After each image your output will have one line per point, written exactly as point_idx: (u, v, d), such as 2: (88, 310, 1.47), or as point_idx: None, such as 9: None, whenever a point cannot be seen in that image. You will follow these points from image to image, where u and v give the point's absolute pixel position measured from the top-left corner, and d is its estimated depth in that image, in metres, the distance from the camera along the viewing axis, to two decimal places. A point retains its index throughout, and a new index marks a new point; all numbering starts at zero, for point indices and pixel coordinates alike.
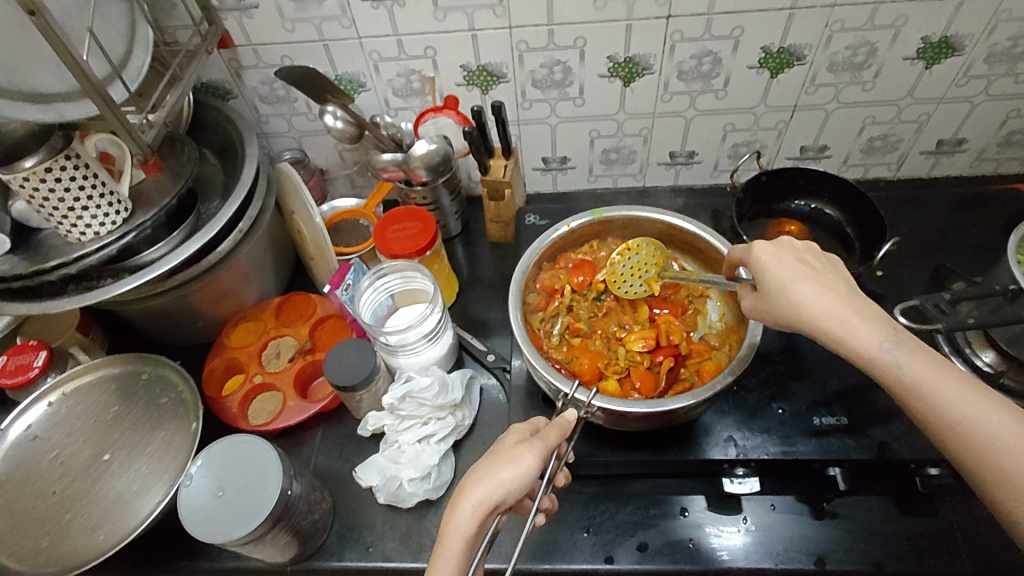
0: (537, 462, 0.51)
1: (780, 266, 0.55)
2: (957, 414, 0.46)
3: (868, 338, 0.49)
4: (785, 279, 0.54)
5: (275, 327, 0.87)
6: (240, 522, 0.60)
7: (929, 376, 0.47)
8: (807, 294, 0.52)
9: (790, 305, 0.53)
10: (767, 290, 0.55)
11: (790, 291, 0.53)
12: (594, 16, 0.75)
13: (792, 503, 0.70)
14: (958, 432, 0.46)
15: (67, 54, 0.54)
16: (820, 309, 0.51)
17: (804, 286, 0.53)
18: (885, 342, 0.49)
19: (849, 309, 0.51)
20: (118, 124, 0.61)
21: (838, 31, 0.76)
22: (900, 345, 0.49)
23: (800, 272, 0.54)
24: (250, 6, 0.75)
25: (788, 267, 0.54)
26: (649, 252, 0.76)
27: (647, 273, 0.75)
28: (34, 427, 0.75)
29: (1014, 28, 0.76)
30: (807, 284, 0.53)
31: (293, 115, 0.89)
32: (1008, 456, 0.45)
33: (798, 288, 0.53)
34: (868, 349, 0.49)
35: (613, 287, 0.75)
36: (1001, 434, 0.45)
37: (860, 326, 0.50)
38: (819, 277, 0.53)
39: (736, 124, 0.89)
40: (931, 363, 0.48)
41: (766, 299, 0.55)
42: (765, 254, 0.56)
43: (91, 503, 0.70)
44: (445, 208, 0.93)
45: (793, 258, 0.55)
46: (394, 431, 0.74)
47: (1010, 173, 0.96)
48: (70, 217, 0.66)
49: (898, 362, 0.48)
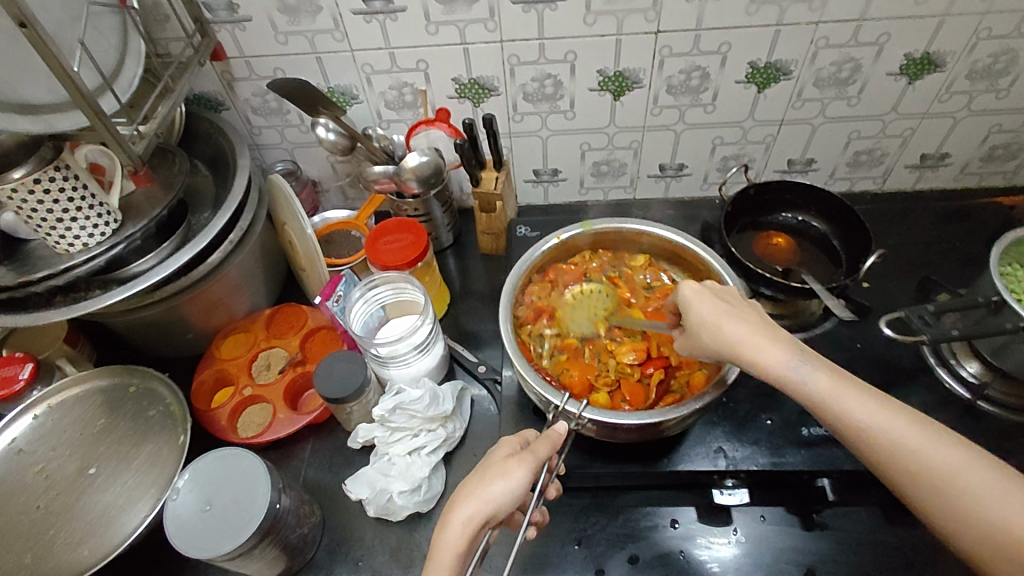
0: (528, 475, 0.51)
1: (702, 303, 0.56)
2: (864, 423, 0.47)
3: (778, 358, 0.51)
4: (704, 314, 0.56)
5: (265, 339, 0.86)
6: (228, 537, 0.60)
7: (833, 390, 0.49)
8: (723, 324, 0.54)
9: (712, 336, 0.55)
10: (691, 325, 0.57)
11: (708, 324, 0.55)
12: (584, 30, 0.76)
13: (783, 514, 0.70)
14: (868, 440, 0.47)
15: (56, 64, 0.54)
16: (734, 336, 0.53)
17: (720, 317, 0.55)
18: (793, 360, 0.51)
19: (761, 336, 0.52)
20: (109, 136, 0.61)
21: (823, 47, 0.78)
22: (808, 362, 0.50)
23: (716, 305, 0.56)
24: (243, 19, 0.75)
25: (708, 304, 0.56)
26: (603, 300, 0.77)
27: (597, 316, 0.76)
28: (19, 440, 0.74)
29: (994, 46, 0.77)
30: (722, 316, 0.54)
31: (285, 127, 0.90)
32: (913, 459, 0.46)
33: (715, 319, 0.55)
34: (784, 372, 0.50)
35: (561, 321, 0.75)
36: (906, 438, 0.46)
37: (770, 348, 0.52)
38: (735, 310, 0.55)
39: (725, 137, 0.91)
40: (837, 377, 0.50)
41: (693, 333, 0.57)
42: (690, 293, 0.57)
43: (76, 518, 0.69)
44: (436, 219, 0.93)
45: (712, 293, 0.57)
46: (384, 443, 0.73)
47: (993, 187, 0.98)
48: (59, 227, 0.66)
49: (808, 380, 0.50)
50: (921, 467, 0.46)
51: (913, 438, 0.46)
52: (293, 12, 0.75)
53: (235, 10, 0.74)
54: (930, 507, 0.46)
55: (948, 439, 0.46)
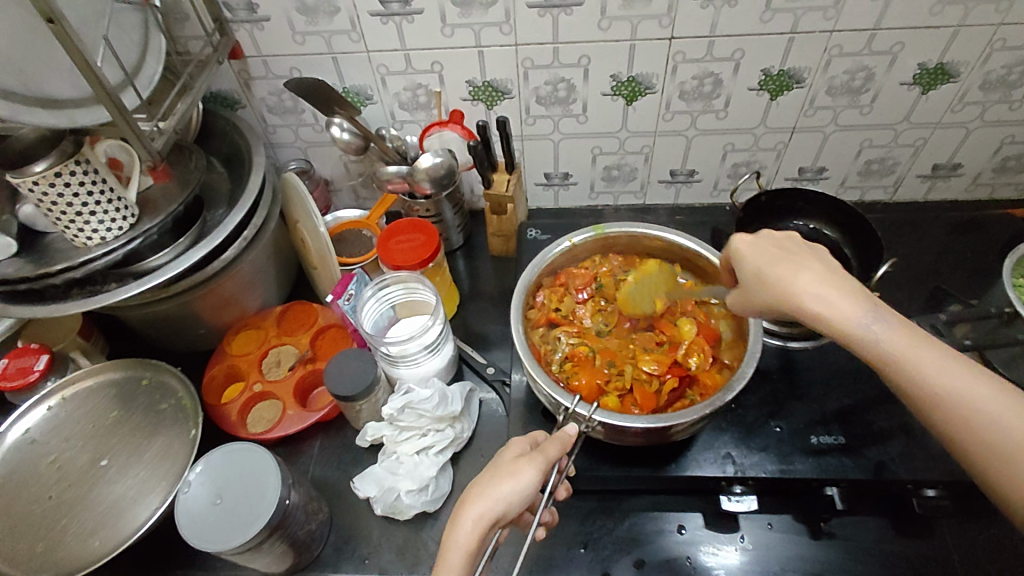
0: (538, 474, 0.52)
1: (760, 253, 0.57)
2: (935, 380, 0.46)
3: (845, 310, 0.50)
4: (767, 268, 0.55)
5: (275, 336, 0.87)
6: (239, 531, 0.60)
7: (906, 345, 0.48)
8: (788, 276, 0.53)
9: (771, 290, 0.54)
10: (749, 279, 0.57)
11: (772, 276, 0.54)
12: (598, 35, 0.76)
13: (790, 522, 0.70)
14: (938, 399, 0.46)
15: (81, 60, 0.54)
16: (795, 285, 0.52)
17: (783, 270, 0.54)
18: (862, 313, 0.50)
19: (827, 286, 0.52)
20: (130, 130, 0.62)
21: (837, 55, 0.78)
22: (878, 317, 0.49)
23: (780, 259, 0.55)
24: (262, 19, 0.76)
25: (769, 255, 0.56)
26: (661, 276, 0.78)
27: (659, 294, 0.77)
28: (33, 431, 0.75)
29: (1008, 57, 0.78)
30: (787, 269, 0.54)
31: (299, 126, 0.91)
32: (986, 422, 0.45)
33: (778, 271, 0.54)
34: (849, 323, 0.49)
35: (623, 307, 0.77)
36: (979, 399, 0.45)
37: (839, 300, 0.51)
38: (799, 260, 0.54)
39: (736, 144, 0.91)
40: (909, 334, 0.48)
41: (750, 287, 0.57)
42: (744, 246, 0.59)
43: (87, 509, 0.70)
44: (447, 221, 0.94)
45: (779, 247, 0.56)
46: (392, 442, 0.74)
47: (1005, 199, 0.98)
48: (78, 221, 0.67)
49: (875, 333, 0.49)
50: (993, 430, 0.44)
51: (985, 399, 0.45)
52: (311, 13, 0.76)
53: (254, 10, 0.75)
54: (997, 470, 0.44)
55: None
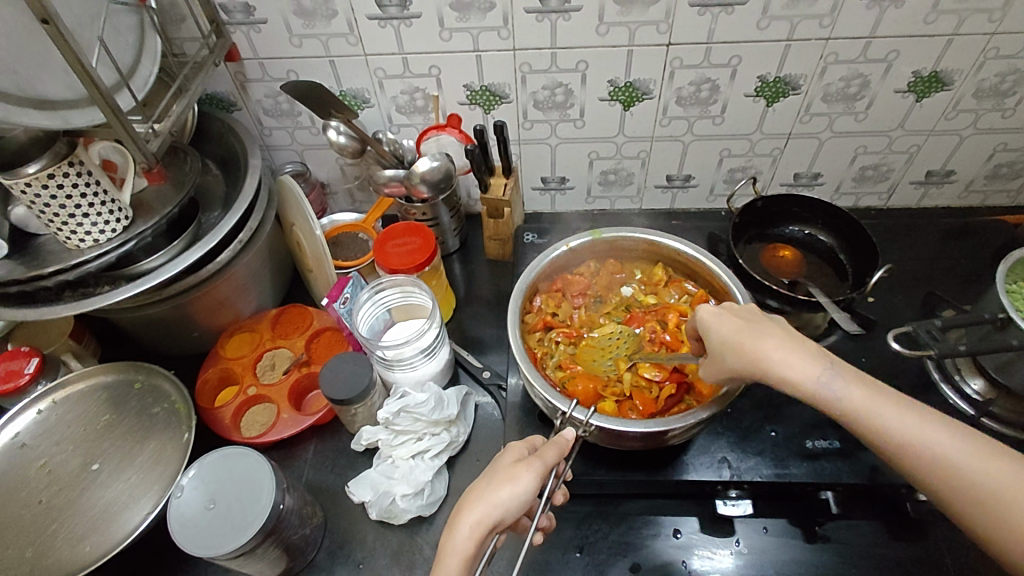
0: (536, 480, 0.52)
1: (719, 322, 0.57)
2: (912, 440, 0.47)
3: (813, 374, 0.51)
4: (727, 333, 0.56)
5: (270, 339, 0.86)
6: (232, 536, 0.59)
7: (876, 407, 0.49)
8: (754, 345, 0.53)
9: (739, 358, 0.54)
10: (714, 347, 0.57)
11: (732, 344, 0.55)
12: (596, 41, 0.77)
13: (785, 527, 0.70)
14: (923, 458, 0.47)
15: (76, 60, 0.54)
16: (759, 352, 0.53)
17: (747, 337, 0.54)
18: (827, 376, 0.50)
19: (787, 350, 0.52)
20: (124, 132, 0.61)
21: (833, 63, 0.79)
22: (841, 377, 0.50)
23: (739, 324, 0.56)
24: (259, 21, 0.76)
25: (728, 323, 0.56)
26: (624, 338, 0.73)
27: (618, 353, 0.72)
28: (22, 435, 0.74)
29: (1001, 66, 0.78)
30: (750, 335, 0.54)
31: (296, 128, 0.90)
32: (956, 471, 0.46)
33: (743, 340, 0.54)
34: (814, 385, 0.50)
35: (582, 360, 0.73)
36: (956, 454, 0.46)
37: (804, 364, 0.51)
38: (757, 327, 0.55)
39: (733, 149, 0.91)
40: (876, 393, 0.49)
41: (716, 354, 0.57)
42: (705, 313, 0.58)
43: (78, 514, 0.69)
44: (444, 224, 0.94)
45: (732, 314, 0.57)
46: (388, 446, 0.73)
47: (997, 205, 0.99)
48: (70, 223, 0.66)
49: (837, 393, 0.50)
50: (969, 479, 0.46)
51: (959, 452, 0.46)
52: (308, 16, 0.75)
53: (251, 12, 0.75)
54: (991, 525, 0.45)
55: (996, 452, 0.46)
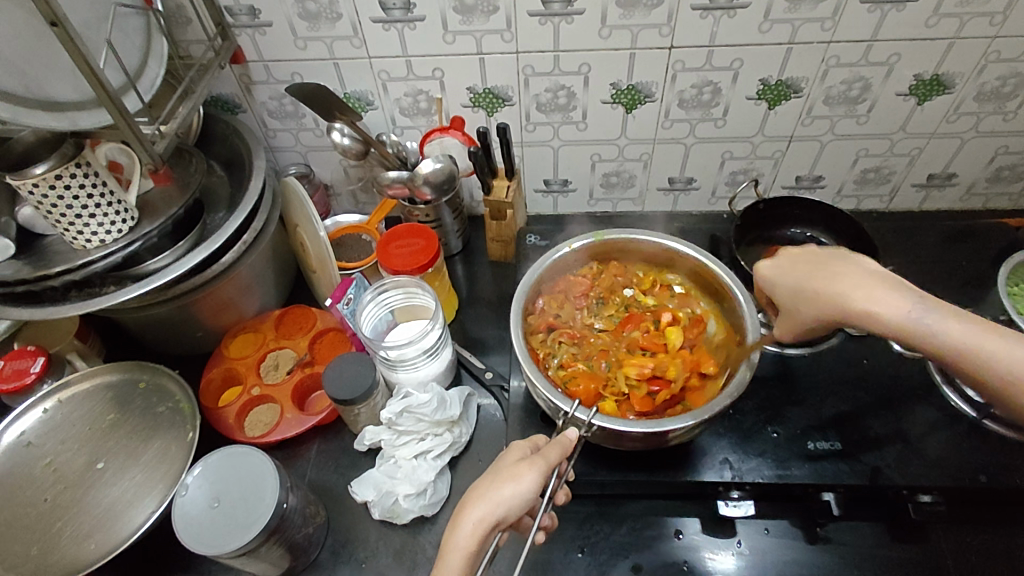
0: (539, 479, 0.52)
1: (787, 274, 0.55)
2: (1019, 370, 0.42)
3: (899, 310, 0.47)
4: (797, 281, 0.54)
5: (274, 340, 0.87)
6: (235, 534, 0.60)
7: (976, 337, 0.44)
8: (828, 286, 0.50)
9: (819, 305, 0.51)
10: (790, 298, 0.55)
11: (807, 289, 0.53)
12: (598, 43, 0.77)
13: (787, 528, 0.70)
14: None
15: (84, 62, 0.54)
16: (834, 290, 0.50)
17: (820, 281, 0.51)
18: (916, 310, 0.46)
19: (866, 287, 0.49)
20: (132, 134, 0.62)
21: (834, 66, 0.79)
22: (932, 308, 0.46)
23: (811, 265, 0.53)
24: (265, 24, 0.77)
25: (796, 272, 0.55)
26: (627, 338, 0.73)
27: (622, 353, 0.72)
28: (28, 433, 0.74)
29: (1002, 69, 0.79)
30: (819, 278, 0.51)
31: (300, 130, 0.91)
32: None
33: (820, 284, 0.51)
34: (900, 319, 0.46)
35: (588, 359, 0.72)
36: None
37: (889, 300, 0.47)
38: (828, 267, 0.52)
39: (734, 152, 0.92)
40: (977, 323, 0.45)
41: (793, 304, 0.55)
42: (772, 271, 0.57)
43: (83, 512, 0.69)
44: (447, 225, 0.94)
45: (798, 260, 0.55)
46: (391, 446, 0.74)
47: (998, 208, 0.99)
48: (77, 224, 0.67)
49: (928, 325, 0.46)
50: None
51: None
52: (313, 19, 0.76)
53: (256, 14, 0.76)
54: None
55: None
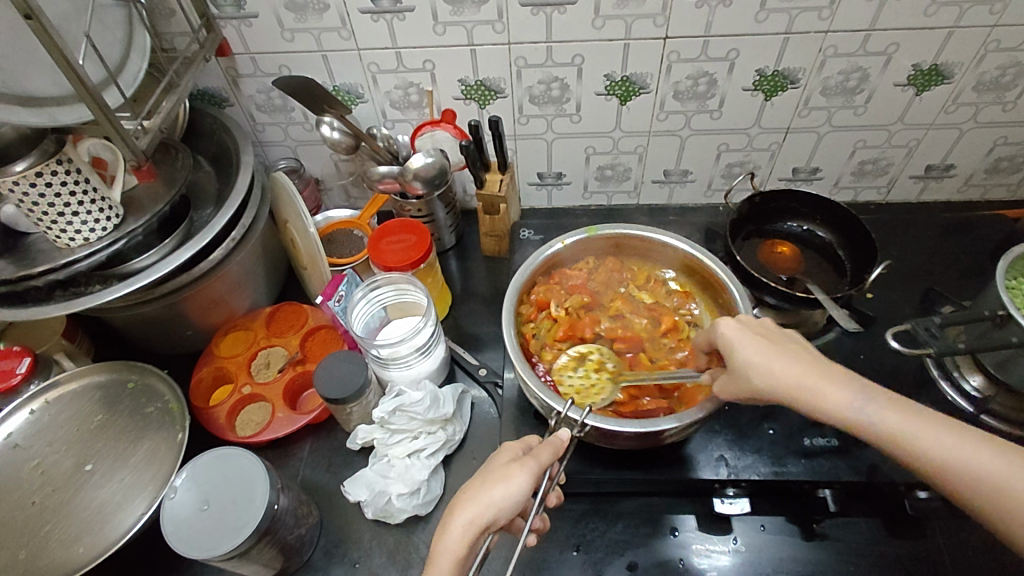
0: (530, 480, 0.51)
1: (739, 341, 0.56)
2: (953, 457, 0.47)
3: (844, 403, 0.51)
4: (744, 350, 0.55)
5: (265, 337, 0.86)
6: (225, 538, 0.59)
7: (909, 424, 0.49)
8: (770, 362, 0.53)
9: (763, 378, 0.53)
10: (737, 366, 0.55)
11: (753, 364, 0.54)
12: (592, 34, 0.75)
13: (783, 524, 0.70)
14: (953, 471, 0.47)
15: (61, 57, 0.53)
16: (778, 373, 0.53)
17: (767, 359, 0.54)
18: (856, 402, 0.51)
19: (811, 375, 0.52)
20: (113, 129, 0.60)
21: (832, 56, 0.78)
22: (870, 399, 0.51)
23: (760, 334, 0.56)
24: (250, 15, 0.75)
25: (751, 342, 0.55)
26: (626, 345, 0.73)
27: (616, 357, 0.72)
28: (15, 435, 0.73)
29: (1002, 59, 0.77)
30: (769, 349, 0.54)
31: (289, 124, 0.89)
32: (998, 486, 0.46)
33: (763, 359, 0.54)
34: (843, 409, 0.51)
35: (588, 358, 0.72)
36: (994, 465, 0.46)
37: (834, 390, 0.51)
38: (777, 348, 0.54)
39: (730, 144, 0.90)
40: (908, 412, 0.50)
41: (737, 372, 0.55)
42: (727, 329, 0.57)
43: (72, 515, 0.69)
44: (440, 221, 0.93)
45: (749, 330, 0.56)
46: (383, 445, 0.73)
47: (997, 199, 0.98)
48: (60, 221, 0.65)
49: (870, 416, 0.50)
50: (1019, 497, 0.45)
51: (997, 466, 0.46)
52: (300, 10, 0.74)
53: (242, 6, 0.74)
54: None
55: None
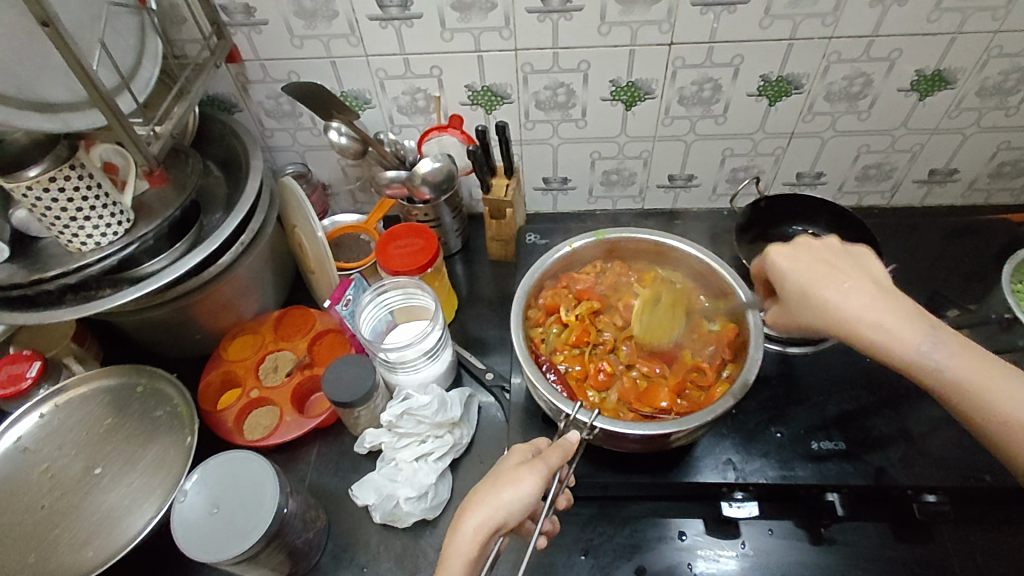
0: (540, 482, 0.51)
1: (804, 272, 0.57)
2: (1017, 411, 0.48)
3: (911, 342, 0.51)
4: (807, 283, 0.56)
5: (272, 341, 0.86)
6: (235, 541, 0.59)
7: (973, 370, 0.50)
8: (839, 296, 0.54)
9: (827, 311, 0.54)
10: (796, 297, 0.57)
11: (817, 296, 0.55)
12: (598, 40, 0.76)
13: (790, 528, 0.70)
14: (1007, 421, 0.49)
15: (76, 63, 0.54)
16: (844, 308, 0.54)
17: (834, 292, 0.55)
18: (926, 343, 0.51)
19: (881, 310, 0.53)
20: (125, 135, 0.61)
21: (836, 62, 0.78)
22: (938, 342, 0.51)
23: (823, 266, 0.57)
24: (259, 22, 0.76)
25: (820, 273, 0.56)
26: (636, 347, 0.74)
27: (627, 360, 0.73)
28: (25, 439, 0.74)
29: (1005, 64, 0.78)
30: (833, 284, 0.55)
31: (297, 130, 0.90)
32: None
33: (832, 293, 0.55)
34: (910, 348, 0.51)
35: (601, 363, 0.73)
36: None
37: (904, 329, 0.52)
38: (846, 282, 0.55)
39: (735, 149, 0.91)
40: (976, 359, 0.50)
41: (795, 303, 0.57)
42: (786, 259, 0.58)
43: (81, 519, 0.69)
44: (446, 225, 0.93)
45: (818, 261, 0.57)
46: (391, 449, 0.73)
47: (1000, 204, 0.99)
48: (72, 226, 0.66)
49: (935, 356, 0.51)
50: None
51: None
52: (310, 17, 0.75)
53: (252, 13, 0.75)
54: None
55: None
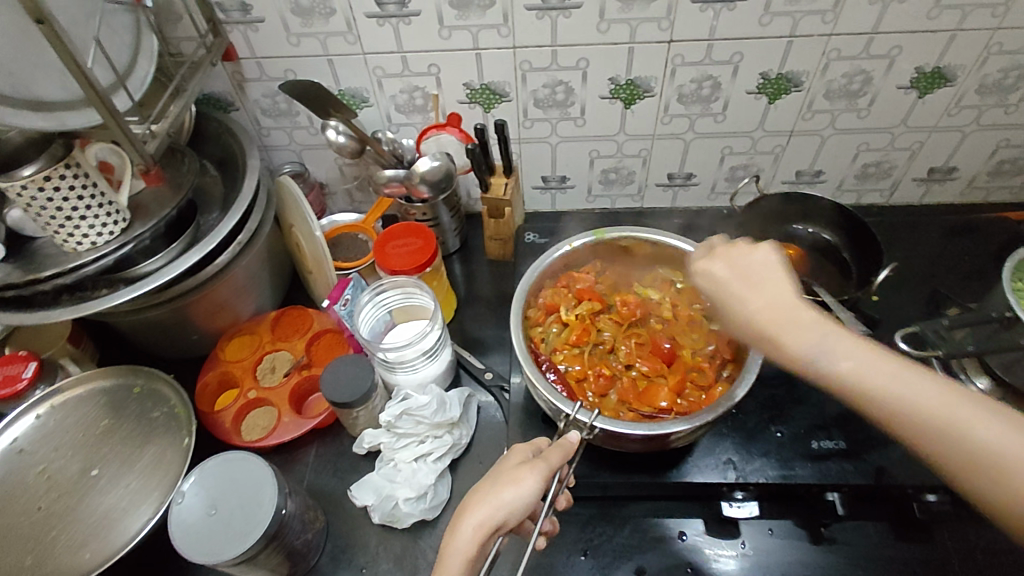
0: (540, 483, 0.51)
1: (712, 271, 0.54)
2: (932, 419, 0.42)
3: (804, 345, 0.47)
4: (716, 283, 0.53)
5: (270, 342, 0.85)
6: (233, 542, 0.59)
7: (871, 373, 0.44)
8: (740, 296, 0.51)
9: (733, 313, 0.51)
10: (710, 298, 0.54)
11: (722, 296, 0.52)
12: (596, 38, 0.76)
13: (791, 528, 0.69)
14: (917, 428, 0.42)
15: (71, 61, 0.53)
16: (744, 309, 0.50)
17: (736, 292, 0.51)
18: (818, 346, 0.46)
19: (778, 311, 0.49)
20: (121, 133, 0.60)
21: (835, 59, 0.78)
22: (836, 345, 0.46)
23: (735, 266, 0.53)
24: (256, 19, 0.75)
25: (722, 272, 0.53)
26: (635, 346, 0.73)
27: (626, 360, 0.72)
28: (21, 440, 0.73)
29: (1004, 61, 0.78)
30: (739, 285, 0.52)
31: (294, 129, 0.89)
32: (974, 452, 0.40)
33: (735, 293, 0.51)
34: (800, 351, 0.47)
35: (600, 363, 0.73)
36: (979, 431, 0.41)
37: (797, 330, 0.47)
38: (748, 281, 0.51)
39: (734, 147, 0.91)
40: (881, 361, 0.45)
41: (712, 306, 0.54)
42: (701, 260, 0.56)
43: (78, 520, 0.68)
44: (444, 225, 0.93)
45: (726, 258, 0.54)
46: (390, 450, 0.73)
47: (1000, 202, 0.99)
48: (67, 226, 0.65)
49: (831, 361, 0.45)
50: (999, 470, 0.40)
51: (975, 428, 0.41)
52: (307, 15, 0.74)
53: (248, 11, 0.74)
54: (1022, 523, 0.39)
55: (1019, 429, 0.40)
